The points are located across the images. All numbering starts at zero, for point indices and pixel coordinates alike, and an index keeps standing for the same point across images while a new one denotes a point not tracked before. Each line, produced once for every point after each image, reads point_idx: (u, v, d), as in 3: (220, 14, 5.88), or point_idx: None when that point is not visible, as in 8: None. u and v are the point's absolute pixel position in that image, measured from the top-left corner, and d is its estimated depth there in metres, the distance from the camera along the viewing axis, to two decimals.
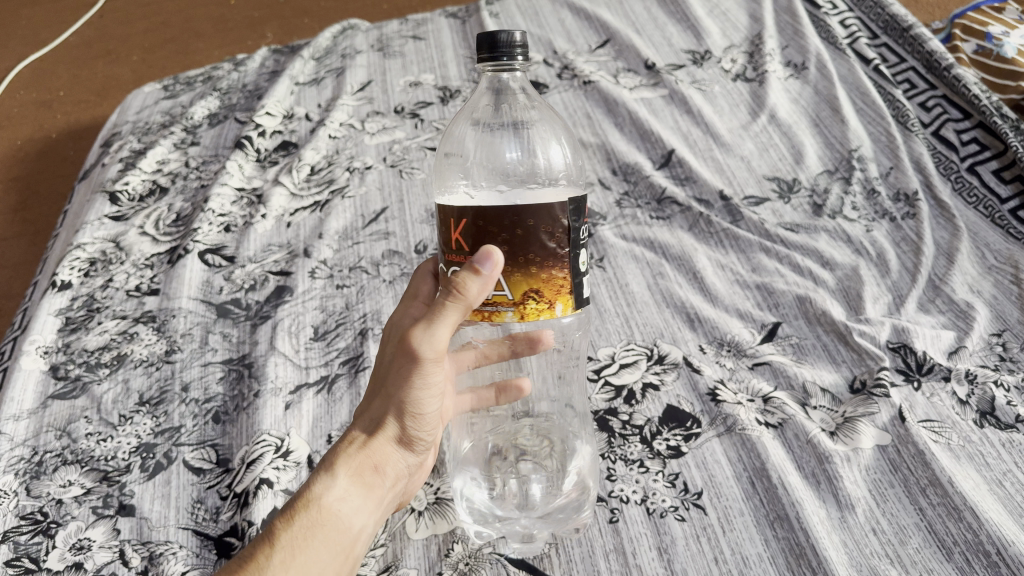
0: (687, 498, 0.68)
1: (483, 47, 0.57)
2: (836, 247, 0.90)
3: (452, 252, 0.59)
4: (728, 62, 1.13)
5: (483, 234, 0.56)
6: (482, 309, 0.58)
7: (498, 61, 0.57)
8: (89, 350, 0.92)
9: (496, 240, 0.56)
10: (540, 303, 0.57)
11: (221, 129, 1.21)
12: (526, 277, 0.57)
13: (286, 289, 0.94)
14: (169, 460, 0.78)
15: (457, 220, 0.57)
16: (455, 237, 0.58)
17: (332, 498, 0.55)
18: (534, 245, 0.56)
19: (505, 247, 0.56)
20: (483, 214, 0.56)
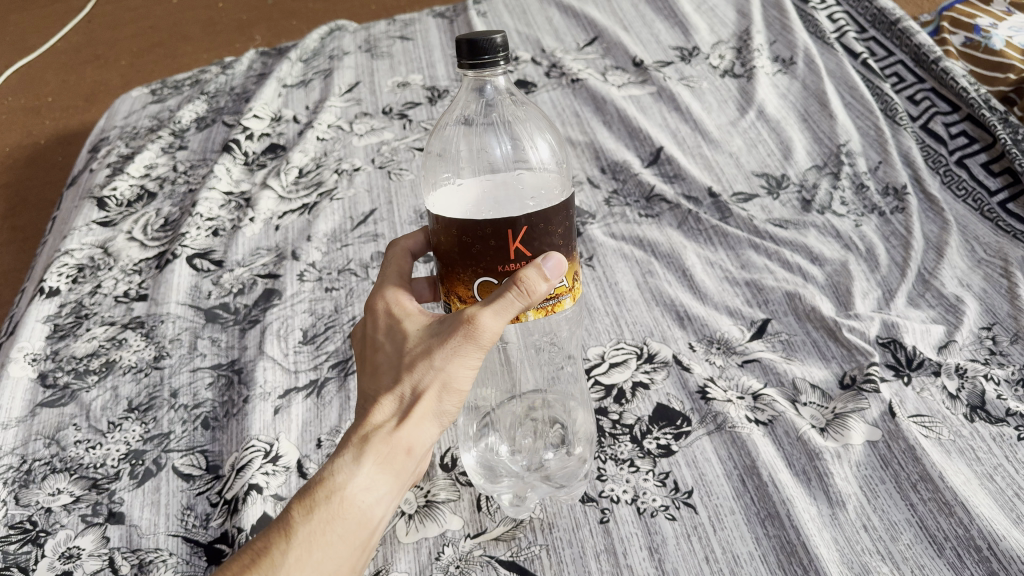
0: (677, 497, 0.68)
1: (468, 52, 0.52)
2: (825, 242, 0.89)
3: (504, 263, 0.56)
4: (716, 58, 1.13)
5: (541, 237, 0.56)
6: (542, 304, 0.57)
7: (483, 68, 0.53)
8: (77, 358, 0.91)
9: (555, 238, 0.57)
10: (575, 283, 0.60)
11: (209, 133, 1.20)
12: (572, 265, 0.59)
13: (274, 293, 0.94)
14: (158, 467, 0.78)
15: (517, 230, 0.55)
16: (513, 248, 0.55)
17: (355, 488, 0.54)
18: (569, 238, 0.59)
19: (559, 243, 0.58)
20: (543, 218, 0.56)
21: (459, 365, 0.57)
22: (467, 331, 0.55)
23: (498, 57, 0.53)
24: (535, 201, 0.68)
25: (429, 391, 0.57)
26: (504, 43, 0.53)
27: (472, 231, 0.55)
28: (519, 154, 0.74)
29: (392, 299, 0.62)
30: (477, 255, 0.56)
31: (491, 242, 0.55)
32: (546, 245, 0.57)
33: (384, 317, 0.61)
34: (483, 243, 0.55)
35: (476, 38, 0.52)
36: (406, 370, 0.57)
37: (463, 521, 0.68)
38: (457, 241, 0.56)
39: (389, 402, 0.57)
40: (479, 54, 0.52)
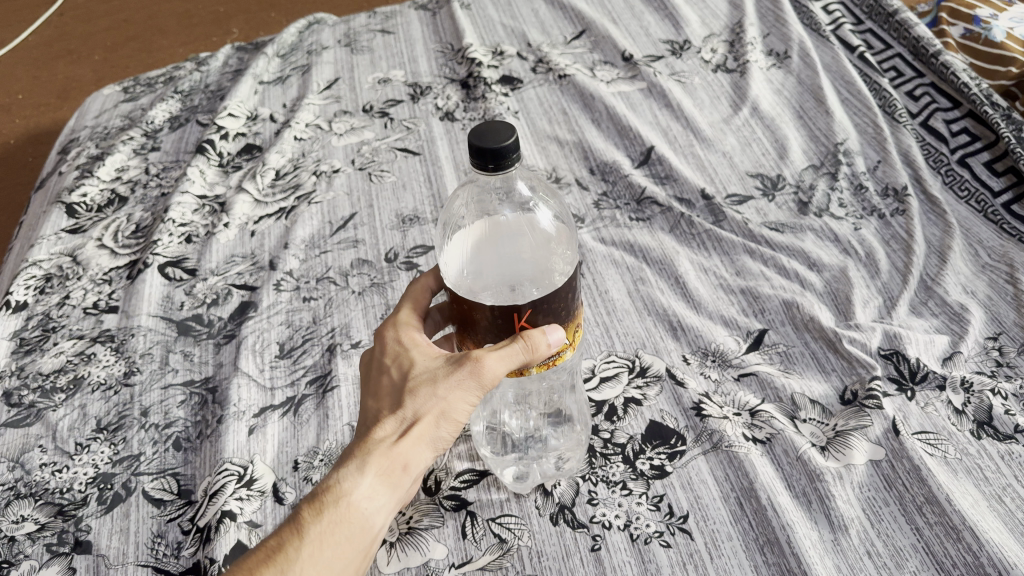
0: (672, 522, 0.65)
1: (486, 160, 0.53)
2: (823, 247, 0.84)
3: (510, 334, 0.58)
4: (708, 52, 1.09)
5: (547, 311, 0.58)
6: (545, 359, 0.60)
7: (503, 169, 0.53)
8: (43, 374, 0.87)
9: (559, 312, 0.59)
10: (577, 332, 0.62)
11: (183, 133, 1.16)
12: (574, 321, 0.61)
13: (250, 305, 0.90)
14: (128, 491, 0.75)
15: (521, 313, 0.56)
16: (519, 326, 0.57)
17: (360, 497, 0.56)
18: (573, 300, 0.60)
19: (564, 314, 0.59)
20: (547, 298, 0.57)
21: (460, 398, 0.60)
22: (471, 369, 0.58)
23: (514, 158, 0.53)
24: (547, 269, 0.67)
25: (428, 416, 0.59)
26: (516, 139, 0.53)
27: (479, 310, 0.57)
28: (529, 219, 0.69)
29: (401, 329, 0.64)
30: (489, 327, 0.58)
31: (497, 319, 0.57)
32: (552, 318, 0.58)
33: (392, 344, 0.63)
34: (490, 318, 0.57)
35: (492, 142, 0.52)
36: (408, 394, 0.59)
37: (446, 550, 0.66)
38: (467, 313, 0.59)
39: (390, 422, 0.59)
40: (498, 159, 0.53)
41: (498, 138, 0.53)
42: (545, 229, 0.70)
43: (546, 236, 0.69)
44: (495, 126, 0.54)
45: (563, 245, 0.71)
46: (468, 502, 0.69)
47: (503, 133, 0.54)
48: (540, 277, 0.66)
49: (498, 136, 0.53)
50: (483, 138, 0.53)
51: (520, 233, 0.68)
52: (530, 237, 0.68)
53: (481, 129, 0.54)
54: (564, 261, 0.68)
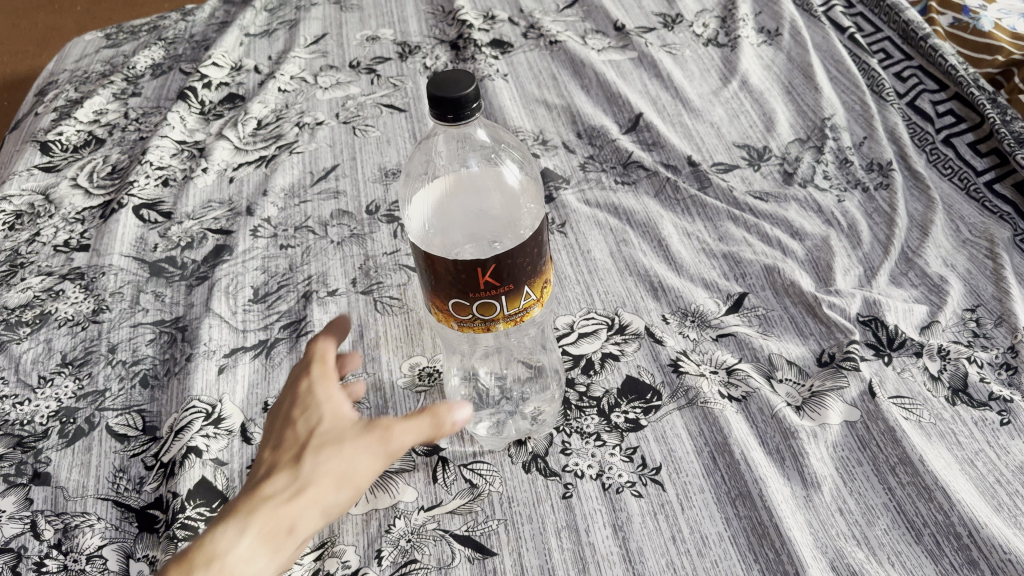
0: (644, 473, 0.65)
1: (445, 110, 0.48)
2: (806, 217, 0.84)
3: (474, 290, 0.55)
4: (700, 27, 1.09)
5: (512, 268, 0.54)
6: (511, 314, 0.57)
7: (465, 120, 0.49)
8: (10, 309, 0.84)
9: (524, 267, 0.55)
10: (546, 288, 0.59)
11: (164, 80, 1.12)
12: (542, 276, 0.58)
13: (225, 249, 0.88)
14: (91, 426, 0.73)
15: (485, 268, 0.53)
16: (483, 281, 0.54)
17: (234, 559, 0.51)
18: (540, 253, 0.57)
19: (529, 270, 0.56)
20: (512, 253, 0.54)
21: (359, 463, 0.56)
22: (381, 434, 0.57)
23: (474, 109, 0.49)
24: (513, 222, 0.63)
25: (325, 479, 0.55)
26: (477, 88, 0.49)
27: (441, 264, 0.54)
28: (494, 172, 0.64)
29: (315, 379, 0.61)
30: (451, 282, 0.55)
31: (460, 274, 0.54)
32: (517, 275, 0.55)
33: (305, 398, 0.60)
34: (452, 272, 0.54)
35: (451, 92, 0.48)
36: (311, 452, 0.56)
37: (416, 494, 0.66)
38: (428, 265, 0.55)
39: (284, 479, 0.55)
40: (458, 109, 0.49)
41: (458, 87, 0.48)
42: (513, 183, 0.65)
43: (516, 189, 0.65)
44: (454, 74, 0.50)
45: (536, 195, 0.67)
46: (440, 448, 0.69)
47: (463, 82, 0.49)
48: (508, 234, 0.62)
49: (457, 85, 0.49)
50: (443, 88, 0.48)
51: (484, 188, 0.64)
52: (496, 192, 0.64)
53: (440, 77, 0.50)
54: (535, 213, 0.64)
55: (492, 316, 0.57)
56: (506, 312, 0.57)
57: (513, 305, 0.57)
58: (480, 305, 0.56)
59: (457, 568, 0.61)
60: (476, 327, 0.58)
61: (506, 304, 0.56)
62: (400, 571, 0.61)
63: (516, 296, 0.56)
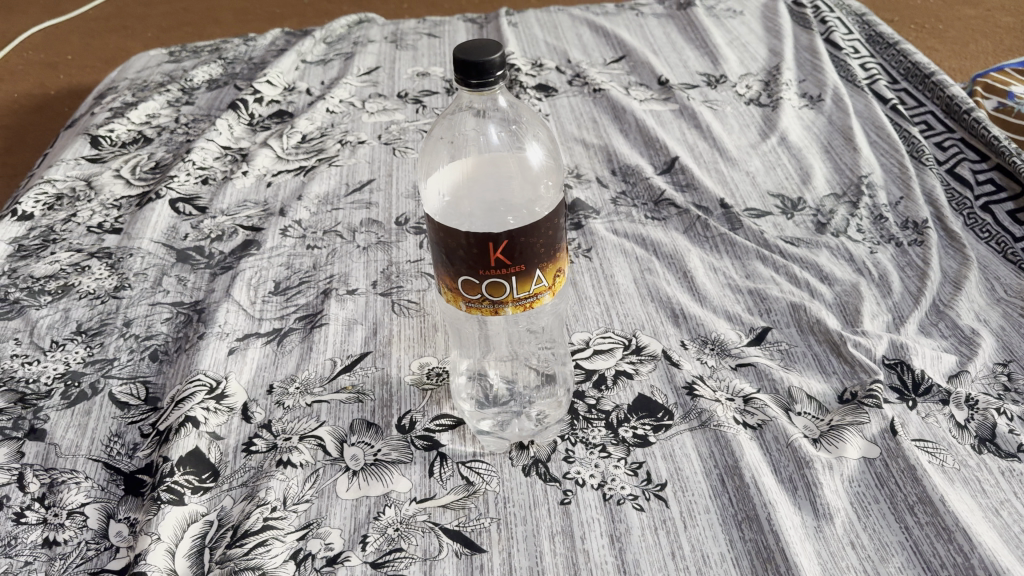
0: (648, 488, 0.62)
1: (469, 74, 0.49)
2: (837, 264, 0.82)
3: (483, 267, 0.53)
4: (743, 88, 1.11)
5: (525, 248, 0.53)
6: (521, 299, 0.55)
7: (487, 87, 0.49)
8: (34, 278, 0.85)
9: (537, 247, 0.53)
10: (560, 278, 0.57)
11: (219, 93, 1.16)
12: (556, 262, 0.56)
13: (252, 243, 0.89)
14: (94, 391, 0.73)
15: (497, 243, 0.51)
16: (493, 258, 0.52)
17: None
18: (556, 239, 0.55)
19: (543, 254, 0.54)
20: (526, 231, 0.52)
21: None
22: None
23: (498, 76, 0.49)
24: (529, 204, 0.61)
25: None
26: (503, 56, 0.49)
27: (452, 237, 0.53)
28: (516, 150, 0.62)
29: None
30: (461, 256, 0.53)
31: (471, 247, 0.52)
32: (529, 256, 0.53)
33: None
34: (462, 246, 0.53)
35: (476, 56, 0.48)
36: None
37: (410, 485, 0.64)
38: (440, 237, 0.54)
39: None
40: (481, 75, 0.49)
41: (484, 52, 0.49)
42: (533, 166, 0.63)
43: (537, 170, 0.63)
44: (482, 42, 0.50)
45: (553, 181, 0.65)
46: (440, 444, 0.67)
47: (489, 50, 0.50)
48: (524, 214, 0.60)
49: (482, 51, 0.49)
50: (469, 54, 0.49)
51: (505, 165, 0.62)
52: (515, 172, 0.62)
53: (468, 43, 0.50)
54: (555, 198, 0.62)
55: (501, 298, 0.55)
56: (516, 295, 0.55)
57: (524, 289, 0.55)
58: (489, 284, 0.54)
59: (443, 561, 0.58)
60: (485, 309, 0.56)
61: (517, 286, 0.54)
62: (382, 558, 0.59)
63: (527, 279, 0.54)
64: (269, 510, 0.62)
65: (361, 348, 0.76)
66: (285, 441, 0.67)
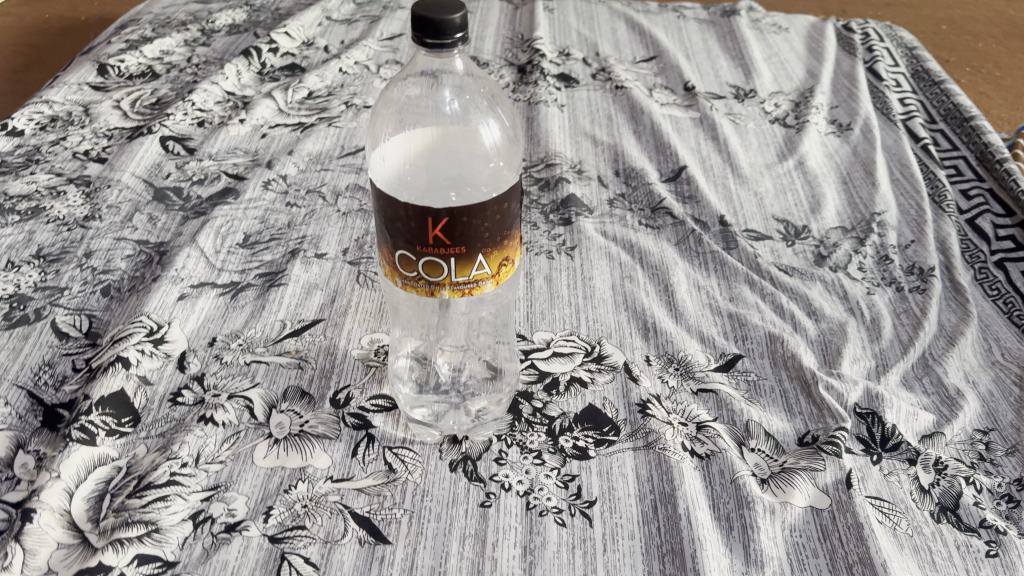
0: (575, 503, 0.59)
1: (425, 33, 0.45)
2: (829, 300, 0.78)
3: (421, 244, 0.49)
4: (771, 105, 1.06)
5: (467, 229, 0.49)
6: (460, 284, 0.51)
7: (445, 49, 0.46)
8: (8, 195, 0.83)
9: (480, 230, 0.50)
10: (507, 268, 0.53)
11: (237, 39, 1.14)
12: (503, 250, 0.52)
13: (232, 192, 0.86)
14: (38, 317, 0.70)
15: (436, 219, 0.48)
16: (432, 234, 0.49)
17: None
18: (505, 225, 0.51)
19: (488, 239, 0.50)
20: (468, 210, 0.48)
21: None
22: None
23: (457, 38, 0.45)
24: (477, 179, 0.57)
25: None
26: (466, 17, 0.46)
27: (392, 206, 0.49)
28: (477, 117, 0.59)
29: None
30: (399, 229, 0.50)
31: (409, 220, 0.49)
32: (471, 238, 0.50)
33: None
34: (400, 217, 0.49)
35: (435, 13, 0.45)
36: None
37: (330, 462, 0.61)
38: (382, 206, 0.50)
39: None
40: (438, 35, 0.45)
41: (444, 10, 0.45)
42: (488, 142, 0.59)
43: (492, 148, 0.60)
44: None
45: (509, 162, 0.61)
46: (371, 424, 0.63)
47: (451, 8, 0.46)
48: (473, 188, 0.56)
49: (443, 9, 0.45)
50: (427, 11, 0.45)
51: (468, 132, 0.58)
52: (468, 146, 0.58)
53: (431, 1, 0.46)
54: (514, 172, 0.59)
55: (438, 279, 0.51)
56: (454, 278, 0.51)
57: (463, 274, 0.51)
58: (425, 263, 0.50)
59: (343, 547, 0.55)
60: (421, 289, 0.52)
61: (455, 269, 0.50)
62: (282, 534, 0.56)
63: (467, 263, 0.50)
64: (178, 466, 0.59)
65: (314, 314, 0.73)
66: (214, 396, 0.65)
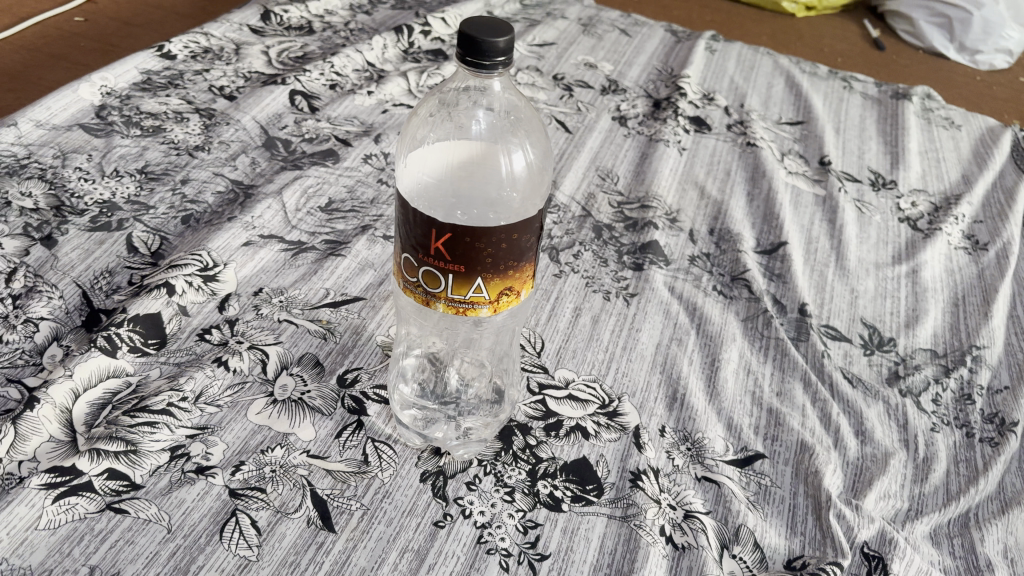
0: (526, 552, 0.56)
1: (466, 50, 0.44)
2: (885, 424, 0.71)
3: (424, 252, 0.49)
4: (907, 202, 0.98)
5: (468, 250, 0.48)
6: (455, 302, 0.51)
7: (484, 70, 0.45)
8: (139, 111, 0.89)
9: (483, 255, 0.48)
10: (507, 298, 0.52)
11: (397, 15, 1.19)
12: (505, 279, 0.50)
13: (332, 157, 0.90)
14: (118, 227, 0.75)
15: (439, 233, 0.48)
16: (433, 246, 0.48)
17: None
18: (514, 254, 0.50)
19: (490, 266, 0.49)
20: (474, 231, 0.47)
21: None
22: None
23: (498, 62, 0.45)
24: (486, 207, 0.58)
25: None
26: (512, 42, 0.45)
27: (406, 209, 0.49)
28: (508, 143, 0.60)
29: None
30: (410, 233, 0.50)
31: (417, 227, 0.49)
32: (473, 260, 0.49)
33: None
34: (411, 221, 0.49)
35: (480, 33, 0.44)
36: None
37: (312, 437, 0.62)
38: (400, 206, 0.50)
39: None
40: (478, 55, 0.44)
41: (492, 31, 0.44)
42: (512, 170, 0.60)
43: (514, 178, 0.60)
44: (497, 22, 0.46)
45: (530, 193, 0.61)
46: (365, 412, 0.64)
47: (500, 29, 0.45)
48: (480, 214, 0.57)
49: (490, 30, 0.45)
50: (475, 29, 0.44)
51: (493, 157, 0.59)
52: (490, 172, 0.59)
53: (481, 19, 0.46)
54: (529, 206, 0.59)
55: (434, 290, 0.51)
56: (450, 294, 0.50)
57: (459, 292, 0.50)
58: (425, 272, 0.50)
59: (288, 521, 0.56)
60: (419, 297, 0.52)
61: (451, 286, 0.50)
62: (242, 490, 0.57)
63: (464, 283, 0.50)
64: (178, 398, 0.62)
65: (358, 292, 0.75)
66: (237, 343, 0.68)
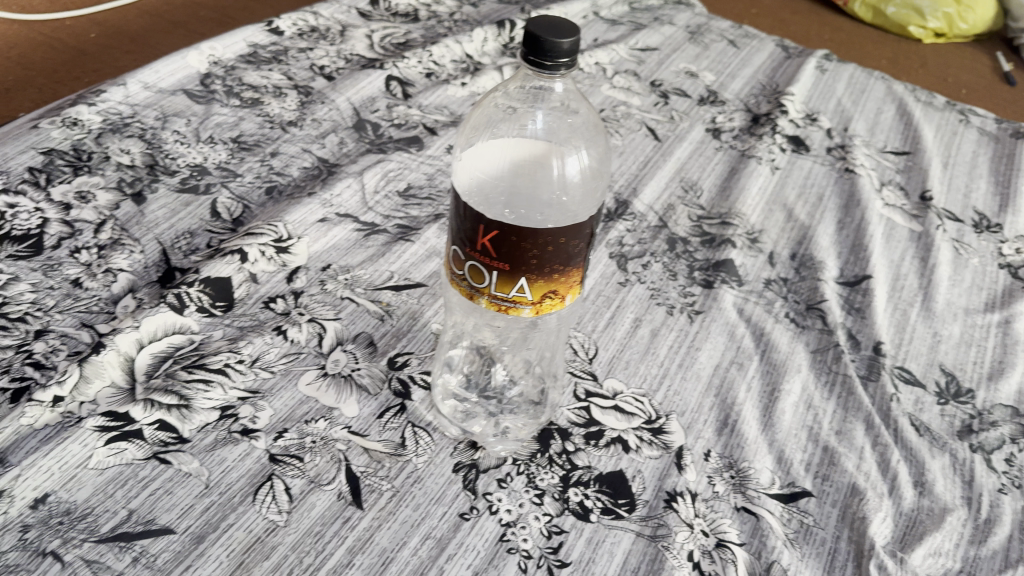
0: (547, 557, 0.56)
1: (530, 49, 0.44)
2: (948, 478, 0.67)
3: (471, 246, 0.50)
4: (1010, 248, 0.92)
5: (513, 249, 0.48)
6: (497, 300, 0.51)
7: (547, 70, 0.45)
8: (241, 82, 0.93)
9: (528, 256, 0.48)
10: (550, 301, 0.51)
11: (502, 10, 1.20)
12: (550, 282, 0.50)
13: (417, 144, 0.92)
14: (205, 191, 0.79)
15: (486, 229, 0.48)
16: (480, 241, 0.49)
17: None
18: (560, 258, 0.49)
19: (535, 267, 0.49)
20: (520, 231, 0.47)
21: None
22: None
23: (560, 64, 0.44)
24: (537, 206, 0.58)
25: None
26: (577, 44, 0.45)
27: (459, 202, 0.50)
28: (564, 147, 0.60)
29: None
30: (461, 226, 0.50)
31: (467, 220, 0.49)
32: (517, 260, 0.48)
33: None
34: (463, 214, 0.50)
35: (545, 33, 0.44)
36: None
37: (355, 414, 0.63)
38: (455, 199, 0.51)
39: None
40: (541, 55, 0.44)
41: (557, 32, 0.44)
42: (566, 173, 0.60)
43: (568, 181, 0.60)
44: (565, 23, 0.45)
45: (582, 199, 0.62)
46: (410, 397, 0.65)
47: (567, 31, 0.45)
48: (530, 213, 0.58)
49: (556, 31, 0.44)
50: (541, 28, 0.44)
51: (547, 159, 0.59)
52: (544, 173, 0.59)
53: (550, 19, 0.45)
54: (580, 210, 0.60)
55: (479, 285, 0.51)
56: (493, 291, 0.50)
57: (503, 290, 0.50)
58: (471, 266, 0.50)
59: (318, 492, 0.57)
60: (465, 290, 0.52)
61: (495, 283, 0.50)
62: (281, 456, 0.59)
63: (508, 282, 0.50)
64: (235, 360, 0.64)
65: (422, 279, 0.76)
66: (298, 314, 0.70)
